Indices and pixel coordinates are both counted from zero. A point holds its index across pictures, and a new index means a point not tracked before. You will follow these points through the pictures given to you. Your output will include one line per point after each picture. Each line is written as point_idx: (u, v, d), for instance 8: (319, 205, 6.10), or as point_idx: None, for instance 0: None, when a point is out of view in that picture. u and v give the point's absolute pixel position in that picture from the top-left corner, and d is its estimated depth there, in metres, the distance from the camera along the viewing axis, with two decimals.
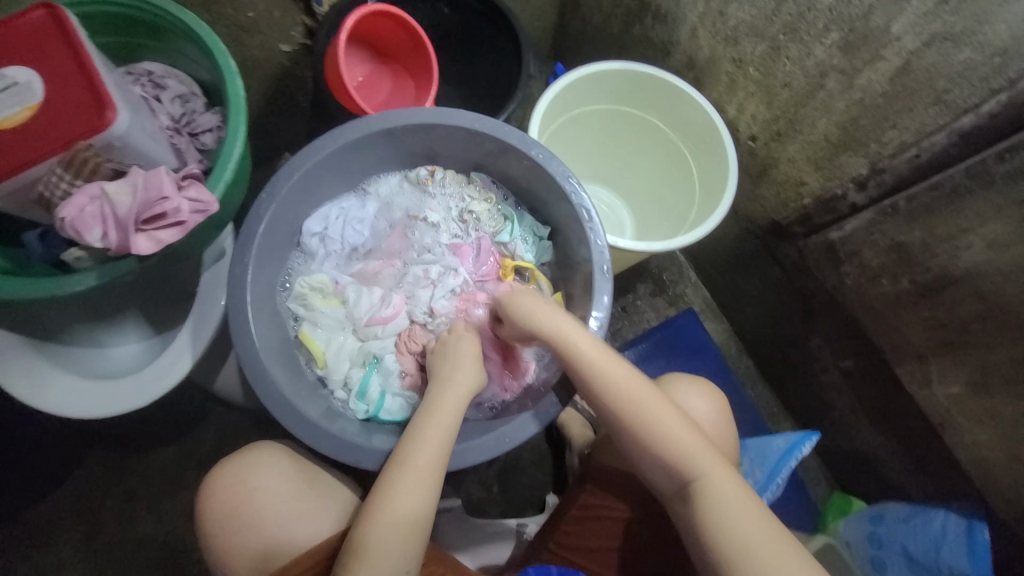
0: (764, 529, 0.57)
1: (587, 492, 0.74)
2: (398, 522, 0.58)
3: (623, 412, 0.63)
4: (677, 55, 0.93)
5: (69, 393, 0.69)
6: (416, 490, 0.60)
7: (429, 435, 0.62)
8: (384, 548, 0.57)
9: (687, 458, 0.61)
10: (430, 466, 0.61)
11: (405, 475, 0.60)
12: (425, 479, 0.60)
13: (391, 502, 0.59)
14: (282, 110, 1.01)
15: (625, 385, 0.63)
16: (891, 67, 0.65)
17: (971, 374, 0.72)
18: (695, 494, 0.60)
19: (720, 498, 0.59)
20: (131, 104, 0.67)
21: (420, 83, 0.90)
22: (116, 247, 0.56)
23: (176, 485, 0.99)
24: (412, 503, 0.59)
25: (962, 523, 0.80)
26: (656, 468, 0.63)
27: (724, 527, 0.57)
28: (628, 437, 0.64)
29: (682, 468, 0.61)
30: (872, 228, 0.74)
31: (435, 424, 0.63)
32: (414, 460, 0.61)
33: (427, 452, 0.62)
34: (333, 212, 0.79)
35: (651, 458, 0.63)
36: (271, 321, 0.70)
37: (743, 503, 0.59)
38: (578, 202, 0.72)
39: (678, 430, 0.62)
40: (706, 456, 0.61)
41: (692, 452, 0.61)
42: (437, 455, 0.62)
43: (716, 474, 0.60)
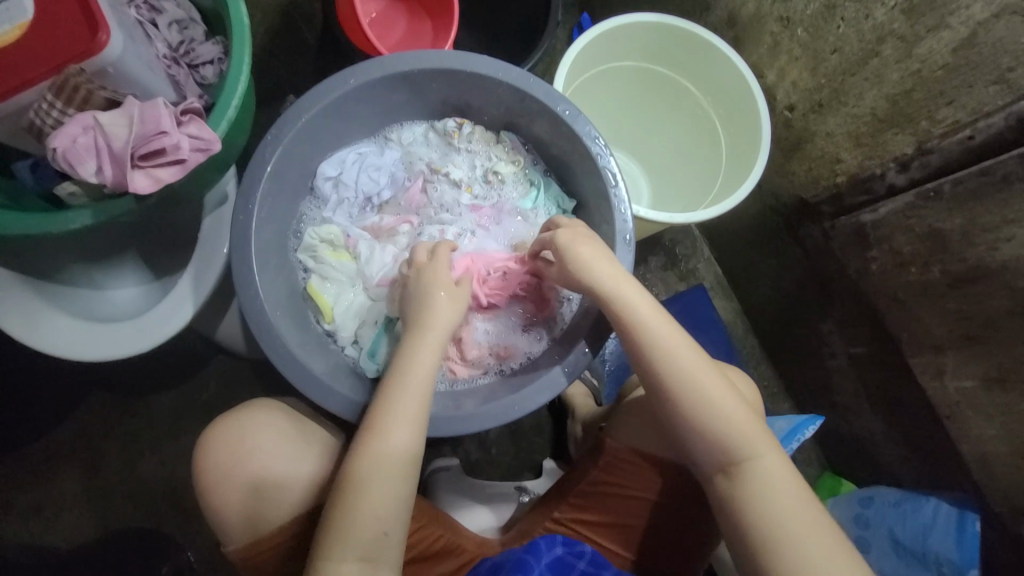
0: (808, 513, 0.56)
1: (600, 470, 0.74)
2: (390, 448, 0.57)
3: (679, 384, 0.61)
4: (717, 11, 0.86)
5: (66, 335, 0.66)
6: (404, 416, 0.59)
7: (416, 358, 0.61)
8: (380, 480, 0.57)
9: (743, 434, 0.59)
10: (419, 388, 0.60)
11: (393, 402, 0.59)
12: (414, 404, 0.59)
13: (379, 434, 0.58)
14: (287, 47, 0.94)
15: (684, 357, 0.61)
16: (955, 38, 0.60)
17: (987, 369, 0.71)
18: (740, 472, 0.59)
19: (768, 476, 0.58)
20: (125, 27, 0.61)
21: (438, 23, 0.83)
22: (112, 183, 0.53)
23: (176, 429, 0.99)
24: (403, 451, 0.58)
25: (954, 512, 0.80)
26: (707, 441, 0.60)
27: (771, 503, 0.56)
28: (688, 415, 0.61)
29: (735, 444, 0.59)
30: (909, 213, 0.70)
31: (422, 347, 0.62)
32: (404, 388, 0.60)
33: (413, 399, 0.59)
34: (349, 157, 0.75)
35: (701, 430, 0.60)
36: (277, 270, 0.68)
37: (791, 486, 0.57)
38: (603, 166, 0.68)
39: (735, 405, 0.61)
40: (762, 440, 0.60)
41: (746, 428, 0.60)
42: (426, 378, 0.61)
43: (769, 454, 0.59)
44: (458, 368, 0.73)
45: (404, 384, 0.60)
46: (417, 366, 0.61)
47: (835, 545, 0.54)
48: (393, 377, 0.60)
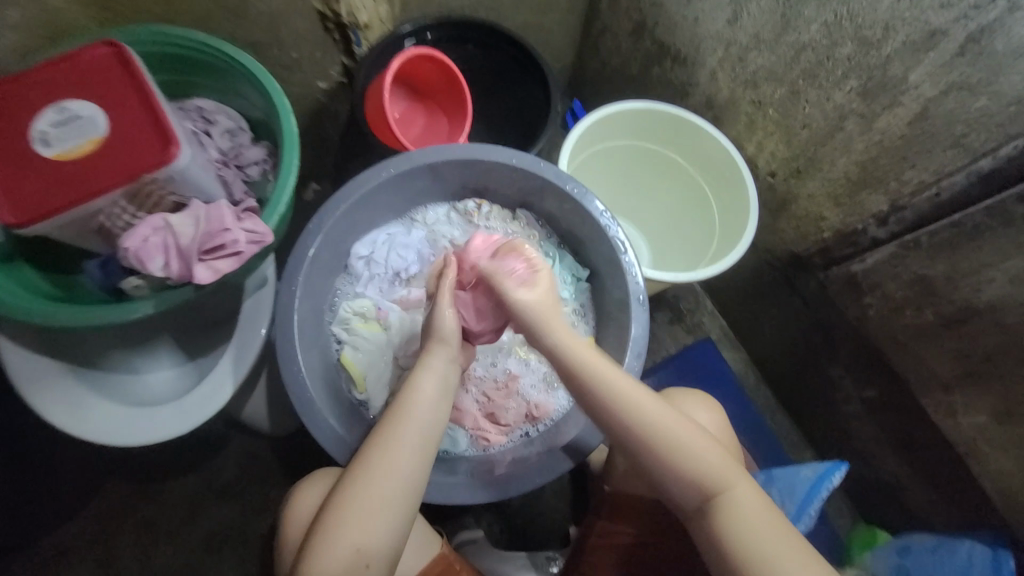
0: (785, 532, 0.56)
1: (604, 519, 0.75)
2: (363, 526, 0.56)
3: (637, 422, 0.60)
4: (696, 96, 0.98)
5: (107, 421, 0.69)
6: (382, 492, 0.58)
7: (403, 433, 0.60)
8: (349, 555, 0.56)
9: (711, 470, 0.59)
10: (401, 466, 0.59)
11: (372, 472, 0.58)
12: (403, 469, 0.59)
13: (354, 506, 0.57)
14: (316, 143, 1.05)
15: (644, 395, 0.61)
16: (908, 113, 0.69)
17: (996, 405, 0.73)
18: (717, 509, 0.58)
19: (744, 508, 0.58)
20: (189, 139, 0.70)
21: (454, 120, 0.94)
22: (176, 276, 0.58)
23: (194, 514, 0.97)
24: (380, 511, 0.57)
25: (988, 554, 0.78)
26: (677, 482, 0.60)
27: (752, 536, 0.56)
28: (659, 453, 0.60)
29: (705, 482, 0.59)
30: (895, 261, 0.76)
31: (410, 424, 0.61)
32: (395, 443, 0.60)
33: (400, 459, 0.59)
34: (380, 237, 0.82)
35: (672, 467, 0.60)
36: (315, 346, 0.72)
37: (763, 516, 0.57)
38: (612, 235, 0.75)
39: (696, 437, 0.61)
40: (732, 470, 0.60)
41: (713, 463, 0.59)
42: (418, 436, 0.61)
43: (737, 487, 0.59)
44: (490, 434, 0.76)
45: (393, 440, 0.60)
46: (411, 426, 0.61)
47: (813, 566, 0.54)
48: (376, 450, 0.60)
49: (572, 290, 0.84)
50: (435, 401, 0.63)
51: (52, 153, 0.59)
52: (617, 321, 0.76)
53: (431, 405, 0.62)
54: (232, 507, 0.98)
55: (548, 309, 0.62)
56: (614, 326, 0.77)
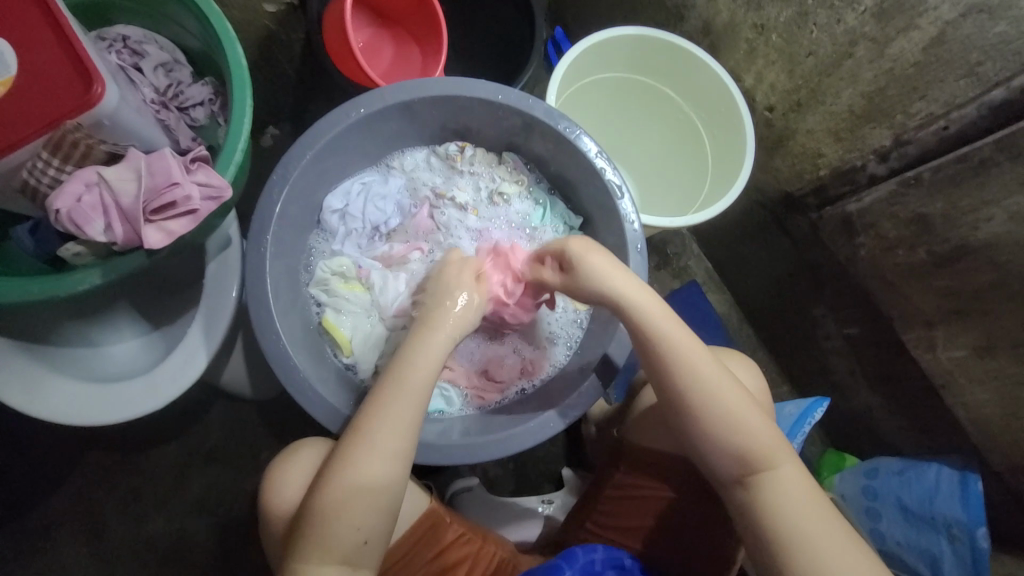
0: (817, 509, 0.59)
1: (622, 472, 0.76)
2: (362, 492, 0.55)
3: (694, 393, 0.62)
4: (692, 20, 0.89)
5: (72, 401, 0.63)
6: (378, 458, 0.56)
7: (398, 398, 0.58)
8: (348, 524, 0.54)
9: (762, 449, 0.61)
10: (396, 431, 0.57)
11: (368, 442, 0.56)
12: (398, 433, 0.57)
13: (351, 474, 0.55)
14: (267, 80, 0.93)
15: (706, 371, 0.63)
16: (924, 38, 0.64)
17: (977, 338, 0.76)
18: (755, 482, 0.61)
19: (784, 484, 0.60)
20: (115, 76, 0.59)
21: (426, 50, 0.83)
22: (122, 240, 0.51)
23: (181, 480, 0.95)
24: (380, 472, 0.56)
25: (955, 476, 0.84)
26: (722, 451, 0.62)
27: (786, 509, 0.58)
28: (712, 424, 0.62)
29: (749, 457, 0.61)
30: (893, 201, 0.75)
31: (406, 389, 0.58)
32: (388, 408, 0.57)
33: (396, 421, 0.57)
34: (354, 188, 0.75)
35: (722, 437, 0.62)
36: (292, 310, 0.67)
37: (806, 498, 0.59)
38: (608, 179, 0.70)
39: (750, 413, 0.62)
40: (781, 451, 0.61)
41: (762, 439, 0.61)
42: (413, 396, 0.58)
43: (783, 467, 0.61)
44: (485, 392, 0.75)
45: (389, 403, 0.58)
46: (407, 388, 0.58)
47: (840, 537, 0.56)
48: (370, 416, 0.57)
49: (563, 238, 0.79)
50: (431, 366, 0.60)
51: None
52: None
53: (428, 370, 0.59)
54: (219, 472, 0.96)
55: (624, 275, 0.64)
56: None
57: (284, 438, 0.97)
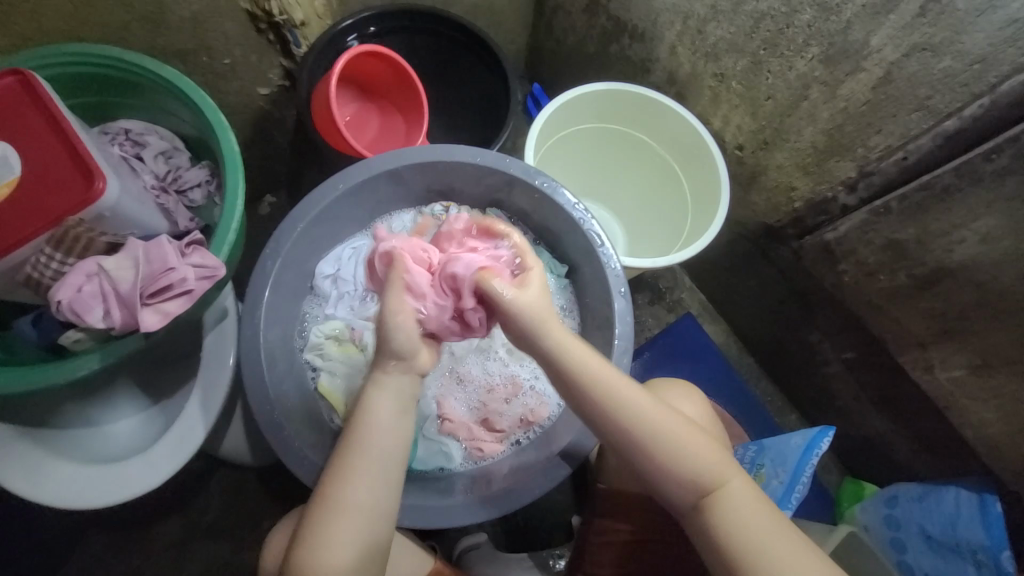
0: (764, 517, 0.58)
1: (599, 516, 0.76)
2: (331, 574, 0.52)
3: (619, 419, 0.58)
4: (658, 72, 0.95)
5: (72, 484, 0.63)
6: (354, 527, 0.53)
7: (359, 467, 0.54)
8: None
9: (705, 470, 0.59)
10: (362, 503, 0.54)
11: (332, 513, 0.53)
12: (365, 506, 0.54)
13: (319, 543, 0.52)
14: (263, 154, 0.98)
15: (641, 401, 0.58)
16: (872, 78, 0.68)
17: (971, 357, 0.76)
18: (708, 503, 0.58)
19: (733, 498, 0.58)
20: (116, 168, 0.64)
21: (410, 118, 0.89)
22: (121, 325, 0.53)
23: (184, 555, 0.93)
24: (352, 545, 0.53)
25: (974, 497, 0.82)
26: (671, 479, 0.59)
27: (737, 529, 0.57)
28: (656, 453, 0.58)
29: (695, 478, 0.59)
30: (867, 228, 0.77)
31: (367, 457, 0.55)
32: (351, 484, 0.54)
33: (360, 495, 0.53)
34: (345, 253, 0.77)
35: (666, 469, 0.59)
36: (287, 377, 0.68)
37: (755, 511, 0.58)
38: (587, 228, 0.72)
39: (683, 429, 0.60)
40: (724, 463, 0.60)
41: (702, 458, 0.59)
42: (375, 467, 0.54)
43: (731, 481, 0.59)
44: (485, 444, 0.74)
45: (351, 478, 0.54)
46: (366, 462, 0.54)
47: (789, 546, 0.56)
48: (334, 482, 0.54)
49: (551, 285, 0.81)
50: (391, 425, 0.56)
51: None
52: (601, 315, 0.74)
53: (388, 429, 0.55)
54: (223, 543, 0.94)
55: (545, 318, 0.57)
56: (596, 318, 0.75)
57: (288, 505, 0.95)
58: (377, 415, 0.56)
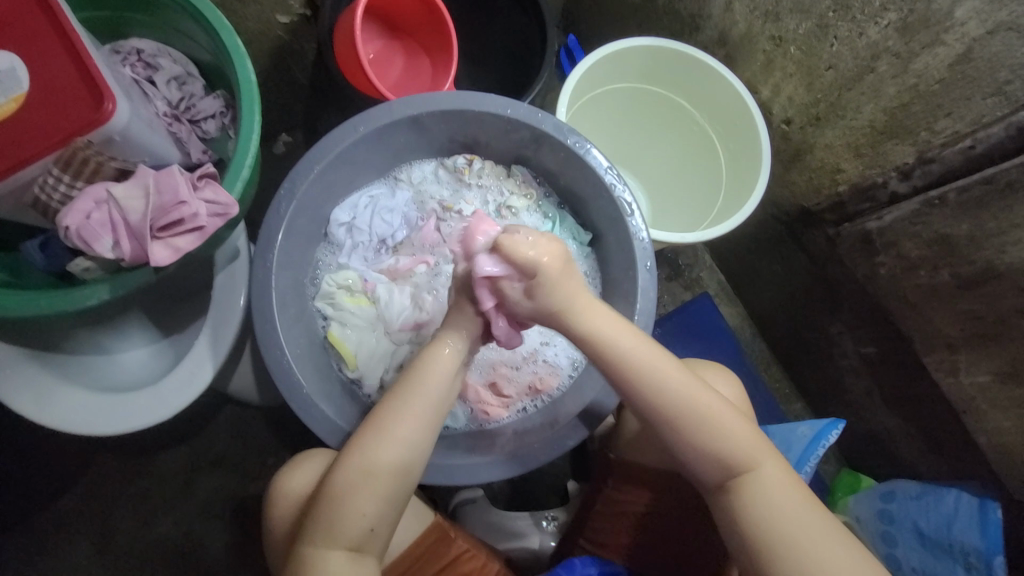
0: (802, 506, 0.57)
1: (610, 487, 0.76)
2: (364, 492, 0.54)
3: (664, 400, 0.58)
4: (708, 31, 0.88)
5: (80, 411, 0.64)
6: (393, 455, 0.55)
7: (413, 403, 0.56)
8: (354, 520, 0.54)
9: (743, 454, 0.59)
10: (408, 436, 0.56)
11: (374, 449, 0.55)
12: (408, 440, 0.56)
13: (359, 474, 0.54)
14: (281, 89, 0.93)
15: (678, 384, 0.58)
16: (951, 54, 0.62)
17: (1000, 364, 0.73)
18: (738, 485, 0.59)
19: (771, 486, 0.58)
20: (127, 90, 0.60)
21: (437, 61, 0.83)
22: (130, 257, 0.52)
23: (190, 483, 0.96)
24: (388, 469, 0.55)
25: (975, 502, 0.81)
26: (707, 460, 0.60)
27: (774, 517, 0.56)
28: (695, 435, 0.59)
29: (730, 461, 0.59)
30: (915, 219, 0.72)
31: (417, 397, 0.56)
32: (399, 418, 0.56)
33: (406, 428, 0.56)
34: (361, 201, 0.74)
35: (705, 451, 0.59)
36: (298, 324, 0.67)
37: (794, 502, 0.57)
38: (617, 196, 0.68)
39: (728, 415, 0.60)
40: (763, 451, 0.60)
41: (741, 445, 0.59)
42: (425, 406, 0.56)
43: (768, 469, 0.59)
44: (490, 407, 0.73)
45: (400, 408, 0.56)
46: (420, 397, 0.56)
47: (834, 543, 0.54)
48: (380, 420, 0.56)
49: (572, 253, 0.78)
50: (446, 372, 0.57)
51: None
52: (622, 288, 0.71)
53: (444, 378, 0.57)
54: (227, 476, 0.97)
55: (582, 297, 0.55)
56: (617, 291, 0.73)
57: (291, 445, 0.98)
58: (436, 361, 0.57)
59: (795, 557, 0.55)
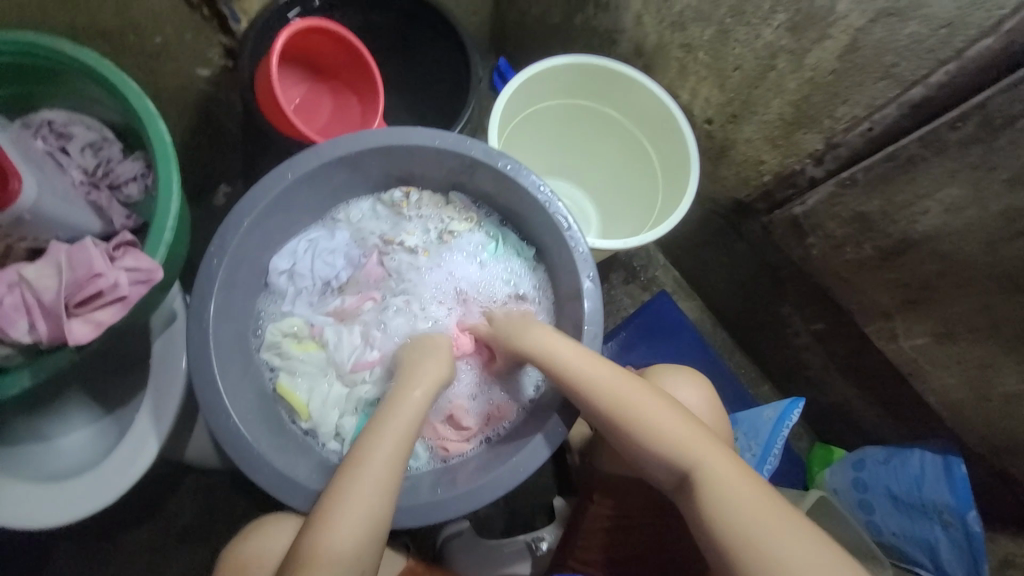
0: (753, 494, 0.56)
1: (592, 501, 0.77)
2: (350, 523, 0.53)
3: (603, 403, 0.63)
4: (625, 43, 0.91)
5: (16, 505, 0.59)
6: (376, 480, 0.55)
7: (390, 423, 0.59)
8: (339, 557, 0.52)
9: (685, 450, 0.60)
10: (386, 457, 0.57)
11: (353, 475, 0.56)
12: (388, 461, 0.57)
13: (332, 513, 0.53)
14: (210, 142, 0.92)
15: (611, 385, 0.63)
16: (838, 45, 0.66)
17: (935, 325, 0.77)
18: (695, 482, 0.59)
19: (722, 482, 0.57)
20: (36, 164, 0.58)
21: (364, 99, 0.84)
22: (48, 338, 0.49)
23: (158, 562, 0.91)
24: (370, 498, 0.54)
25: (939, 459, 0.85)
26: (652, 459, 0.62)
27: (729, 513, 0.55)
28: (634, 433, 0.62)
29: (675, 458, 0.60)
30: (833, 201, 0.76)
31: (396, 418, 0.60)
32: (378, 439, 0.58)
33: (386, 449, 0.57)
34: (300, 246, 0.73)
35: (649, 450, 0.62)
36: (244, 380, 0.65)
37: (746, 495, 0.56)
38: (552, 211, 0.70)
39: (664, 411, 0.63)
40: (711, 446, 0.60)
41: (683, 440, 0.60)
42: (405, 426, 0.59)
43: (716, 462, 0.59)
44: (450, 442, 0.72)
45: (382, 429, 0.59)
46: (401, 411, 0.61)
47: (788, 532, 0.53)
48: (360, 446, 0.58)
49: (518, 272, 0.79)
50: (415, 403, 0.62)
51: None
52: (570, 301, 0.72)
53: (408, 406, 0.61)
54: (198, 547, 0.92)
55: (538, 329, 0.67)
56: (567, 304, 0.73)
57: (261, 505, 0.93)
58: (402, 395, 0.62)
59: (757, 552, 0.53)
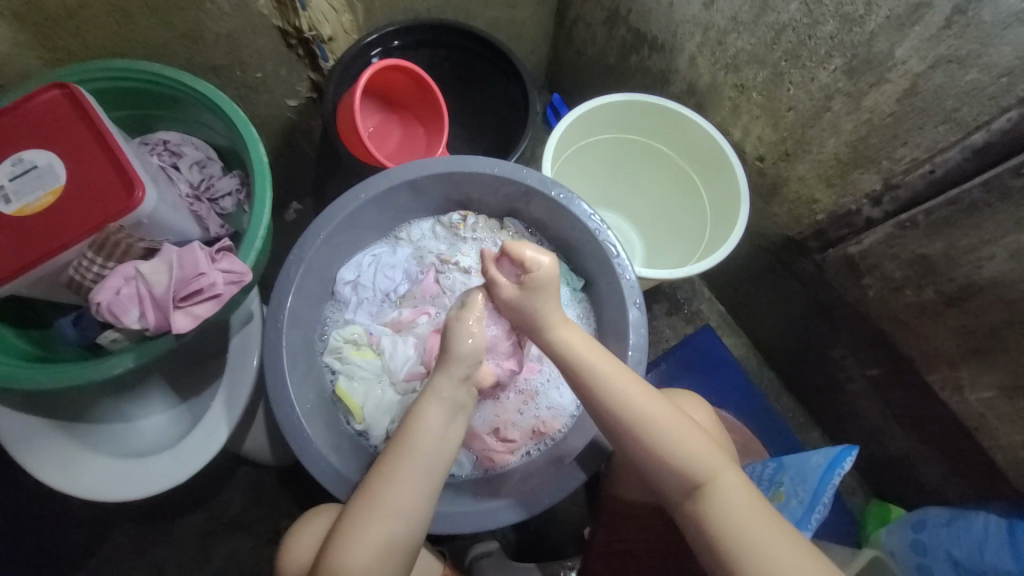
0: (760, 518, 0.55)
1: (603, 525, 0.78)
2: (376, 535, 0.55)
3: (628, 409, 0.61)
4: (678, 83, 0.95)
5: (104, 477, 0.67)
6: (414, 488, 0.57)
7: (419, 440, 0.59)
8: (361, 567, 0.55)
9: (699, 460, 0.59)
10: (416, 475, 0.57)
11: (375, 502, 0.56)
12: (428, 472, 0.58)
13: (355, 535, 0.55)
14: (290, 162, 1.01)
15: (633, 393, 0.61)
16: (896, 90, 0.67)
17: (1002, 379, 0.73)
18: (705, 492, 0.58)
19: (731, 496, 0.57)
20: (155, 177, 0.67)
21: (431, 130, 0.92)
22: (154, 326, 0.57)
23: (206, 549, 0.96)
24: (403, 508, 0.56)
25: (1003, 523, 0.78)
26: (663, 464, 0.60)
27: (733, 524, 0.56)
28: (645, 441, 0.60)
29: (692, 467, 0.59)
30: (892, 242, 0.75)
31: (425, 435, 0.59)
32: (408, 459, 0.58)
33: (416, 468, 0.58)
34: (365, 260, 0.80)
35: (658, 458, 0.60)
36: (307, 380, 0.71)
37: (755, 513, 0.56)
38: (603, 239, 0.73)
39: (687, 428, 0.61)
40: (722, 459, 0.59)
41: (698, 455, 0.59)
42: (432, 449, 0.59)
43: (727, 475, 0.58)
44: (495, 454, 0.74)
45: (407, 447, 0.58)
46: (426, 424, 0.59)
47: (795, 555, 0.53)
48: (388, 472, 0.58)
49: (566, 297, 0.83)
50: (444, 438, 0.60)
51: (10, 209, 0.57)
52: (616, 328, 0.74)
53: (442, 438, 0.59)
54: (242, 538, 0.97)
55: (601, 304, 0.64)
56: (610, 328, 0.76)
57: (304, 504, 0.98)
58: (428, 430, 0.59)
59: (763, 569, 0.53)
